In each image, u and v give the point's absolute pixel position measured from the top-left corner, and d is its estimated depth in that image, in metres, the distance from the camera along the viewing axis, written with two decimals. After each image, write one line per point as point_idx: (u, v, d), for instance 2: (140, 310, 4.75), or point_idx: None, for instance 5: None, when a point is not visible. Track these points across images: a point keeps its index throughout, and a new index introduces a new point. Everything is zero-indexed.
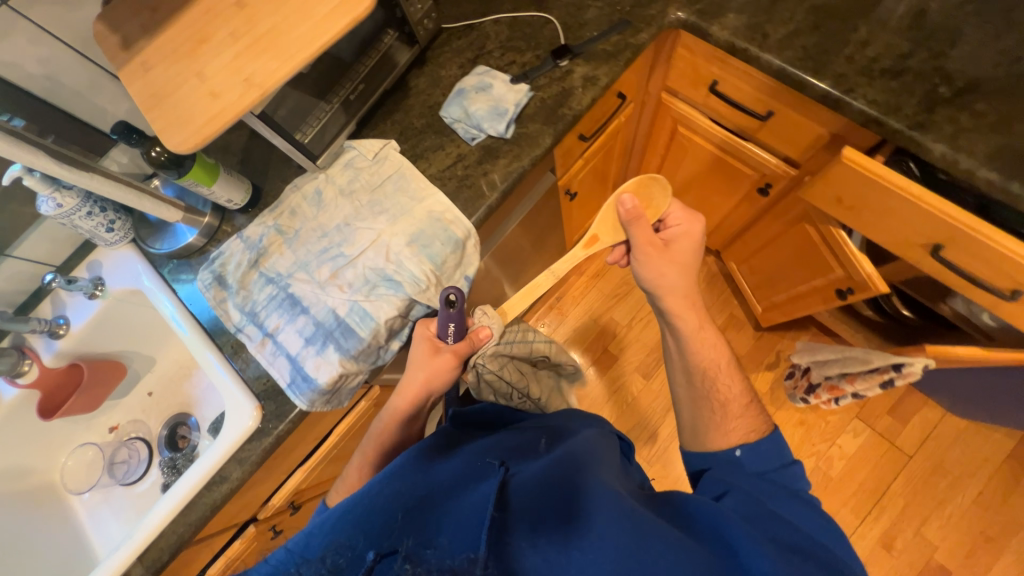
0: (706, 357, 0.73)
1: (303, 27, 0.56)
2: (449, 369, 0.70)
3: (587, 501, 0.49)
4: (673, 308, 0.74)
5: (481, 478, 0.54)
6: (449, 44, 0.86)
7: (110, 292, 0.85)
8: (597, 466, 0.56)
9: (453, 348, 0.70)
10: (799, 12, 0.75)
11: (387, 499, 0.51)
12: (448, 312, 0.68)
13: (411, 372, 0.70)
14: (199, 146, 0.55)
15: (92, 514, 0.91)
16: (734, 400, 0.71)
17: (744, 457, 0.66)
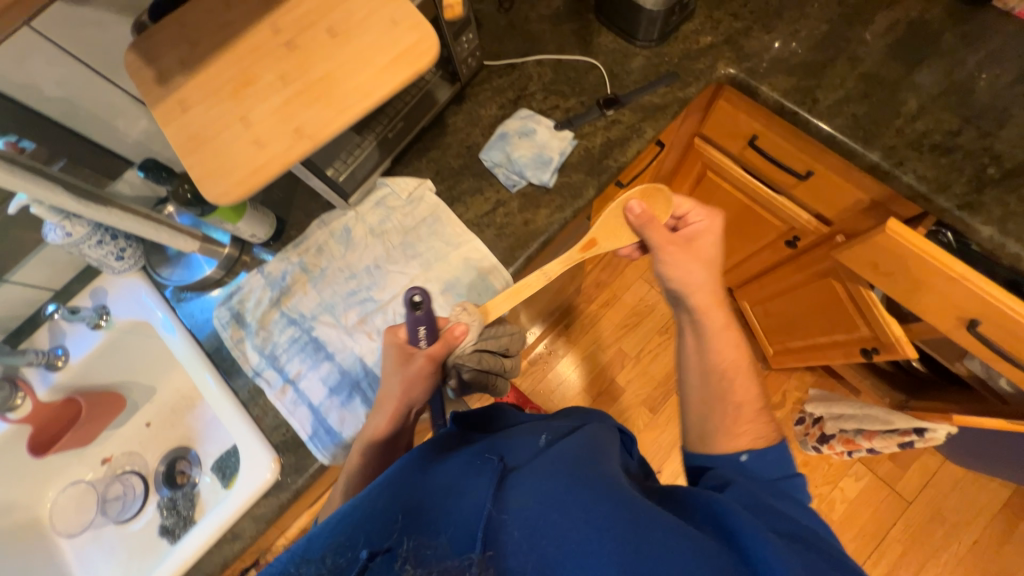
0: (727, 359, 0.65)
1: (361, 78, 0.52)
2: (427, 375, 0.58)
3: (588, 490, 0.42)
4: (702, 305, 0.66)
5: (475, 474, 0.46)
6: (489, 82, 0.83)
7: (115, 323, 0.80)
8: (602, 459, 0.49)
9: (427, 352, 0.57)
10: (848, 78, 0.75)
11: (378, 496, 0.43)
12: (414, 315, 0.57)
13: (384, 383, 0.59)
14: (242, 198, 0.51)
15: (79, 553, 0.85)
16: (752, 405, 0.63)
17: (751, 464, 0.57)
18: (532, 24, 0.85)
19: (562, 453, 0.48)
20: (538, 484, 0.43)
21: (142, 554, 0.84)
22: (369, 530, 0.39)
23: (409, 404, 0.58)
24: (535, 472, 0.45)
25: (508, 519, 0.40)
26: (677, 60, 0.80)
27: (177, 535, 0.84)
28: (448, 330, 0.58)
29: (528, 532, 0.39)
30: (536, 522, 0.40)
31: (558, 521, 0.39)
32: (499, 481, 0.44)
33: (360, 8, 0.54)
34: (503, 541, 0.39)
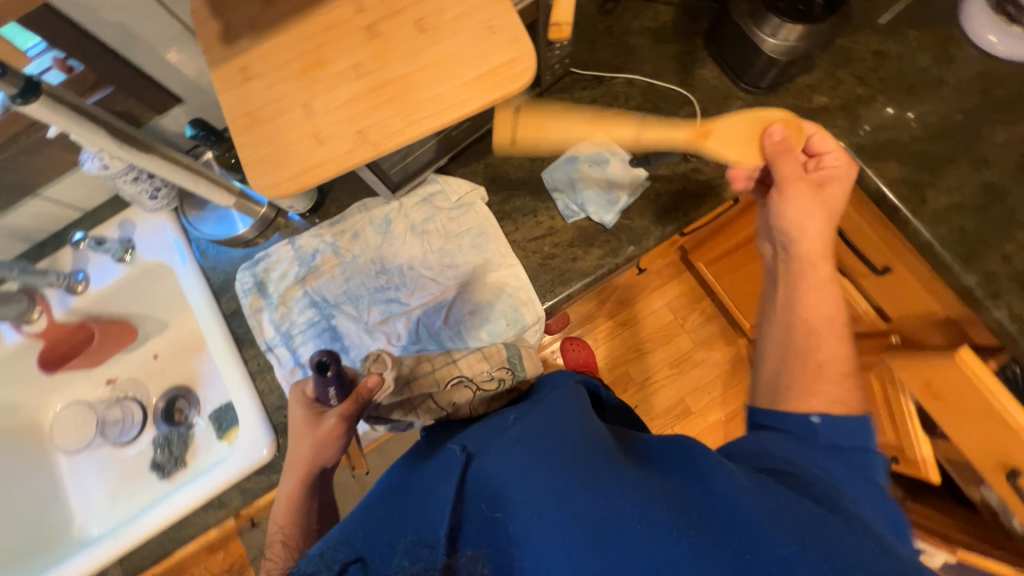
0: (823, 312, 0.48)
1: (441, 89, 0.47)
2: (338, 435, 0.52)
3: (545, 458, 0.38)
4: (807, 252, 0.50)
5: (444, 470, 0.44)
6: (570, 91, 0.76)
7: (139, 260, 0.78)
8: (576, 420, 0.43)
9: (337, 411, 0.52)
10: (967, 181, 0.66)
11: (360, 515, 0.42)
12: (322, 379, 0.49)
13: (292, 446, 0.53)
14: (290, 195, 0.47)
15: (75, 466, 0.88)
16: (835, 364, 0.46)
17: (822, 427, 0.42)
18: (631, 35, 0.76)
19: (530, 426, 0.44)
20: (500, 464, 0.40)
21: (134, 480, 0.87)
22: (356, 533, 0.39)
23: (322, 466, 0.53)
24: (498, 451, 0.42)
25: (474, 510, 0.38)
26: (781, 115, 0.72)
27: (168, 472, 0.86)
28: (359, 385, 0.52)
29: (490, 522, 0.37)
30: (499, 514, 0.37)
31: (518, 509, 0.36)
32: (464, 471, 0.41)
33: (457, 5, 0.48)
34: (468, 537, 0.36)
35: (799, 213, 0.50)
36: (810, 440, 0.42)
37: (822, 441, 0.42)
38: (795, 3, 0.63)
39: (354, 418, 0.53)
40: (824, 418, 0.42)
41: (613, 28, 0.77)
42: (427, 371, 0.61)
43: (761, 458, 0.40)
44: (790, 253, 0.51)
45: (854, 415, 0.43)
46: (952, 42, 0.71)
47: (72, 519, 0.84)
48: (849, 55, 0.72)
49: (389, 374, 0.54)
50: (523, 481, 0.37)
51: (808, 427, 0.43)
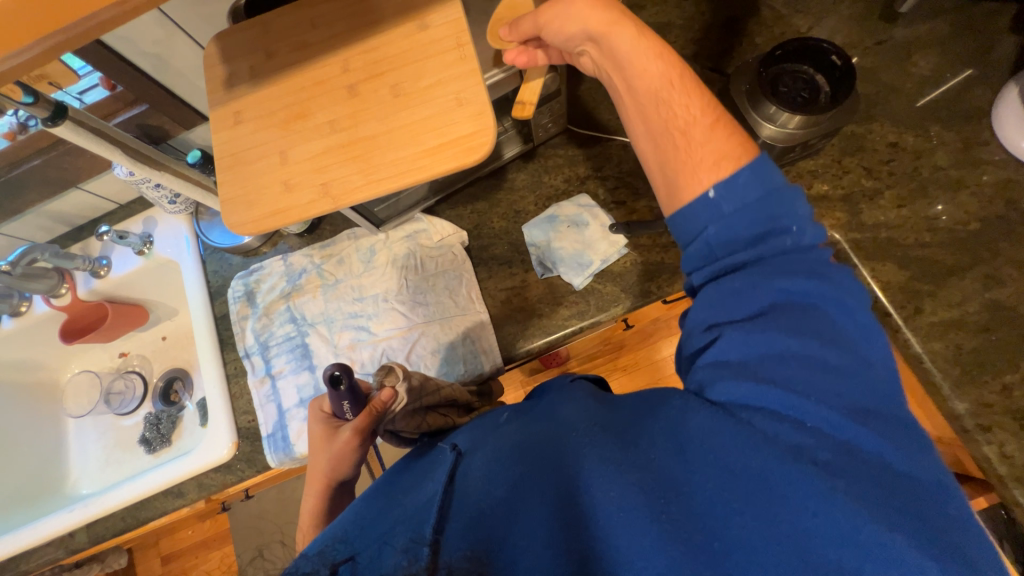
0: (653, 72, 0.44)
1: (402, 153, 0.49)
2: (353, 449, 0.50)
3: (542, 450, 0.37)
4: (603, 30, 0.46)
5: (431, 469, 0.43)
6: (566, 147, 0.76)
7: (154, 254, 0.86)
8: (570, 411, 0.41)
9: (352, 425, 0.51)
10: (972, 297, 0.61)
11: (351, 511, 0.40)
12: (336, 393, 0.50)
13: (313, 462, 0.52)
14: (256, 233, 0.51)
15: (80, 427, 0.97)
16: (696, 122, 0.42)
17: (720, 194, 0.38)
18: None
19: (527, 422, 0.42)
20: (489, 468, 0.38)
21: (125, 449, 0.94)
22: (352, 523, 0.38)
23: (341, 480, 0.52)
24: (489, 448, 0.40)
25: (462, 511, 0.36)
26: None
27: (154, 448, 0.92)
28: (372, 400, 0.51)
29: (471, 525, 0.34)
30: (484, 511, 0.35)
31: (509, 499, 0.35)
32: (454, 471, 0.40)
33: (431, 74, 0.50)
34: (453, 526, 0.35)
35: (567, 18, 0.47)
36: (731, 212, 0.38)
37: (731, 210, 0.38)
38: (798, 90, 0.63)
39: (370, 434, 0.51)
40: (718, 186, 0.38)
41: None
42: (436, 388, 0.58)
43: (729, 375, 0.34)
44: (607, 44, 0.46)
45: (747, 164, 0.38)
46: (978, 143, 0.66)
47: (68, 475, 0.93)
48: (860, 144, 0.69)
49: (404, 382, 0.53)
50: (519, 474, 0.37)
51: (713, 206, 0.38)
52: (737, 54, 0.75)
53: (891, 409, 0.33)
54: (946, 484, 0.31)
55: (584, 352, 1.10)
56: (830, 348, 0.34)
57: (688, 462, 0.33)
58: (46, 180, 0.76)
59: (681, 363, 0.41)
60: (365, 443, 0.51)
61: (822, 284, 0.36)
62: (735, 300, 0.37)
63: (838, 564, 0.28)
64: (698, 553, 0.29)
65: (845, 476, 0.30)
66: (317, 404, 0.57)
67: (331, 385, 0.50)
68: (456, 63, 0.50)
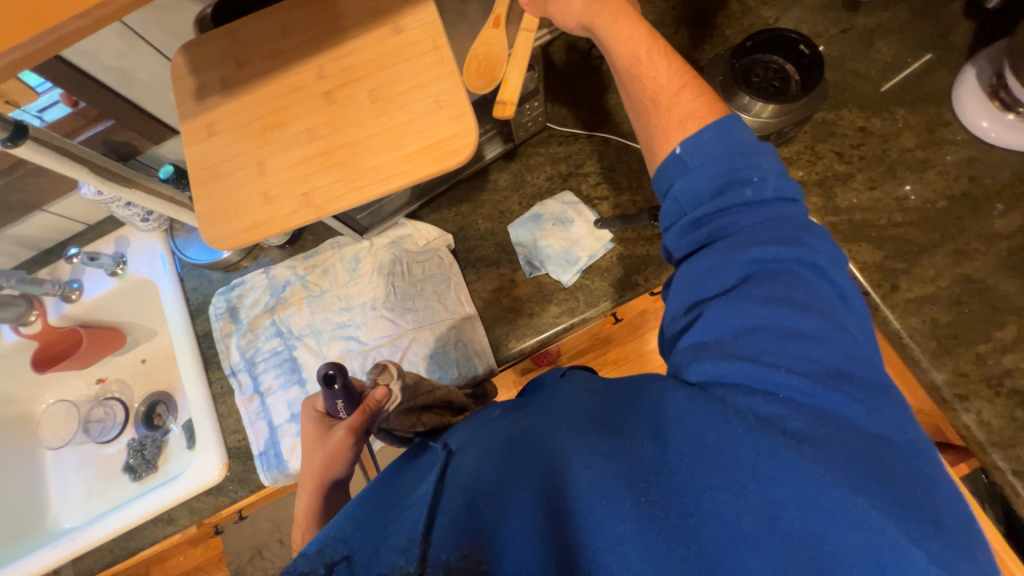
0: (624, 47, 0.47)
1: (385, 157, 0.49)
2: (347, 448, 0.50)
3: (526, 442, 0.37)
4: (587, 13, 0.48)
5: (428, 468, 0.41)
6: (546, 145, 0.77)
7: (128, 275, 0.83)
8: (554, 402, 0.41)
9: (345, 424, 0.50)
10: (943, 272, 0.63)
11: (342, 516, 0.39)
12: (330, 392, 0.50)
13: (304, 463, 0.51)
14: (236, 248, 0.49)
15: (59, 459, 0.93)
16: (664, 89, 0.44)
17: (686, 151, 0.40)
18: (612, 95, 0.77)
19: (510, 417, 0.42)
20: (482, 465, 0.37)
21: (108, 479, 0.91)
22: (348, 524, 0.37)
23: (333, 479, 0.51)
24: (485, 443, 0.39)
25: (450, 505, 0.35)
26: None
27: (139, 475, 0.89)
28: (366, 398, 0.50)
29: (454, 522, 0.33)
30: (473, 505, 0.34)
31: (487, 499, 0.35)
32: (445, 470, 0.39)
33: (409, 78, 0.50)
34: (448, 528, 0.33)
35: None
36: (697, 166, 0.40)
37: (697, 164, 0.40)
38: (769, 80, 0.64)
39: (363, 432, 0.51)
40: (684, 144, 0.41)
41: (597, 88, 0.78)
42: (431, 388, 0.56)
43: (706, 355, 0.35)
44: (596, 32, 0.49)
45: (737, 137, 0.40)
46: (941, 125, 0.68)
47: (49, 510, 0.89)
48: (831, 130, 0.71)
49: (398, 382, 0.51)
50: (501, 468, 0.36)
51: (675, 160, 0.41)
52: (708, 46, 0.77)
53: (860, 370, 0.34)
54: (908, 440, 0.32)
55: (576, 347, 1.10)
56: (800, 314, 0.34)
57: (665, 445, 0.32)
58: (8, 204, 0.73)
59: (665, 345, 0.42)
60: (359, 442, 0.51)
61: (795, 250, 0.37)
62: (708, 277, 0.38)
63: (802, 531, 0.28)
64: (669, 531, 0.30)
65: (812, 443, 0.30)
66: (308, 404, 0.56)
67: (326, 384, 0.50)
68: (434, 65, 0.50)
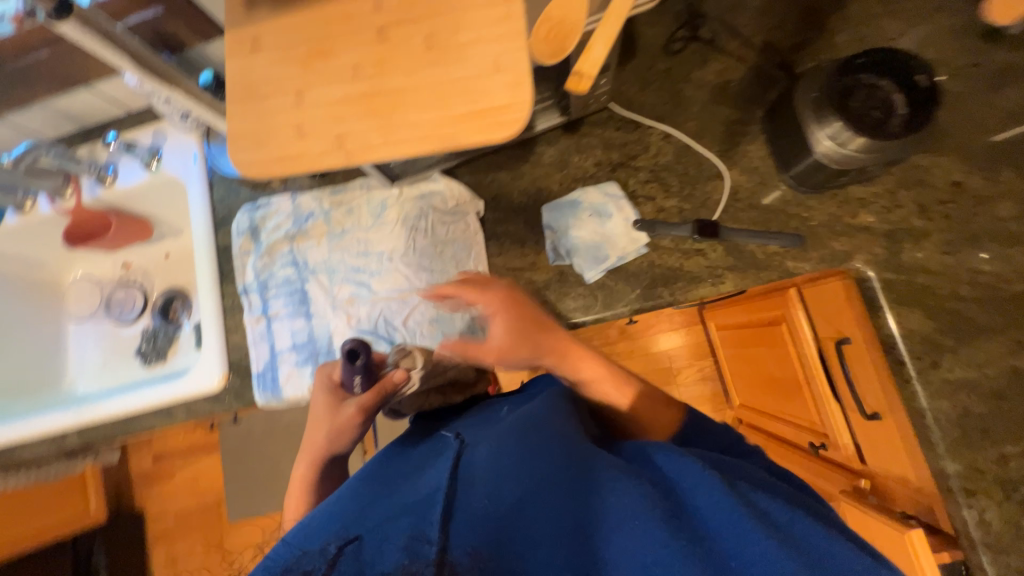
0: None
1: (427, 114, 0.45)
2: (355, 423, 0.53)
3: (550, 455, 0.39)
4: None
5: (428, 463, 0.44)
6: (603, 128, 0.71)
7: (161, 170, 0.83)
8: (570, 430, 0.44)
9: (358, 400, 0.52)
10: (995, 361, 0.58)
11: (352, 500, 0.39)
12: (350, 366, 0.52)
13: (316, 424, 0.55)
14: (261, 178, 0.48)
15: (79, 329, 0.99)
16: None
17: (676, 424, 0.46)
18: (687, 87, 0.70)
19: (523, 426, 0.44)
20: (494, 462, 0.39)
21: (120, 358, 0.96)
22: (355, 511, 0.37)
23: (337, 447, 0.55)
24: (493, 447, 0.41)
25: (471, 504, 0.35)
26: (817, 224, 0.65)
27: (149, 362, 0.94)
28: (384, 379, 0.52)
29: (479, 518, 0.34)
30: (494, 503, 0.36)
31: (512, 501, 0.36)
32: (456, 464, 0.40)
33: (471, 29, 0.45)
34: (463, 522, 0.34)
35: None
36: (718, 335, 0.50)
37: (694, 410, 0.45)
38: (871, 108, 0.56)
39: (372, 410, 0.53)
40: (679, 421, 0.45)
41: (673, 76, 0.71)
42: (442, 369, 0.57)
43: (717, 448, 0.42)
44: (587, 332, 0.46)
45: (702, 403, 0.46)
46: None
47: (65, 374, 0.95)
48: (920, 178, 0.63)
49: (419, 370, 0.53)
50: (524, 474, 0.38)
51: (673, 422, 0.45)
52: (809, 52, 0.68)
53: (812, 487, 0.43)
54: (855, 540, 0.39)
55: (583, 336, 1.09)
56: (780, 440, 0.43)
57: (685, 493, 0.37)
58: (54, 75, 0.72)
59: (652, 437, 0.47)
60: (366, 419, 0.54)
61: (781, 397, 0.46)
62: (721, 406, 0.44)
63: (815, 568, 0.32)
64: (695, 550, 0.33)
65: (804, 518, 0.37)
66: (325, 371, 0.58)
67: (348, 359, 0.52)
68: (501, 21, 0.45)
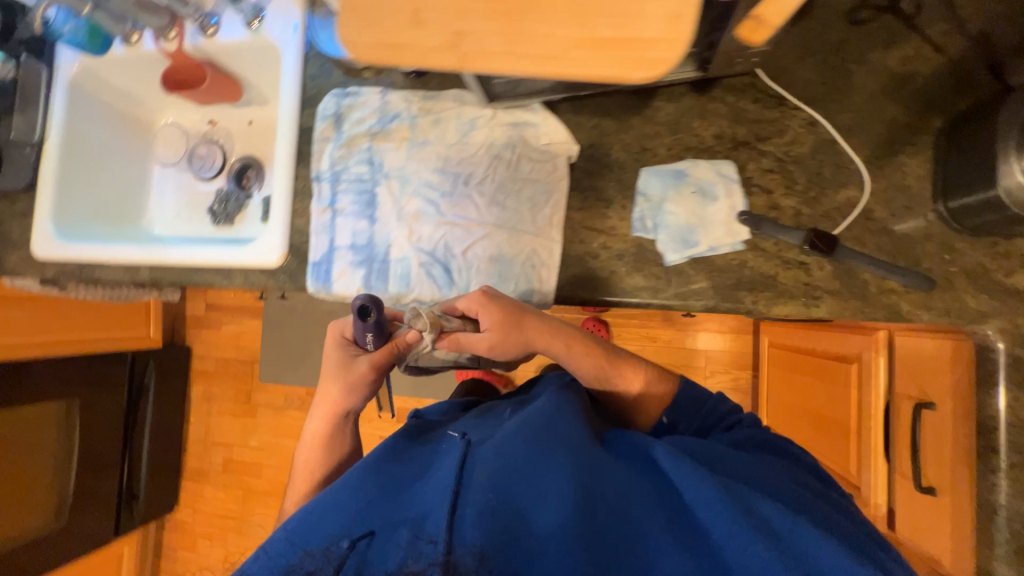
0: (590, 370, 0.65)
1: (560, 29, 0.39)
2: (366, 380, 0.60)
3: (537, 470, 0.48)
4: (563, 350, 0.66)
5: (442, 454, 0.53)
6: (738, 95, 0.61)
7: (260, 31, 0.81)
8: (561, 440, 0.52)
9: (372, 357, 0.60)
10: None
11: (356, 478, 0.50)
12: (363, 324, 0.56)
13: (324, 389, 0.61)
14: (362, 63, 0.44)
15: (162, 173, 1.03)
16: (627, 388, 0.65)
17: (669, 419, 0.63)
18: (856, 69, 0.58)
19: (516, 435, 0.52)
20: (494, 465, 0.48)
21: (194, 211, 1.01)
22: (352, 510, 0.47)
23: (347, 409, 0.61)
24: (494, 449, 0.50)
25: (475, 499, 0.45)
26: (957, 270, 0.55)
27: (218, 222, 0.99)
28: (397, 338, 0.60)
29: (481, 518, 0.43)
30: (494, 502, 0.45)
31: (509, 511, 0.45)
32: (462, 458, 0.50)
33: None
34: (468, 523, 0.43)
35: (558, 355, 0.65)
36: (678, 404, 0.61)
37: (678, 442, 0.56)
38: None
39: (382, 369, 0.61)
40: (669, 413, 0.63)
41: (844, 50, 0.58)
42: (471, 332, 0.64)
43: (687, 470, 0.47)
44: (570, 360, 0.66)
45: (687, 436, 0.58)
46: None
47: (145, 211, 1.01)
48: None
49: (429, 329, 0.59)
50: (512, 490, 0.46)
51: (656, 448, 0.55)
52: None
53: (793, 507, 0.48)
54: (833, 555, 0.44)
55: None
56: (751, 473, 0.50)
57: (645, 514, 0.45)
58: None
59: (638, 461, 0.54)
60: (379, 375, 0.61)
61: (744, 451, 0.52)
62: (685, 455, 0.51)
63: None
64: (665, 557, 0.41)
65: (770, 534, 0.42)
66: (337, 329, 0.65)
67: (360, 315, 0.56)
68: None
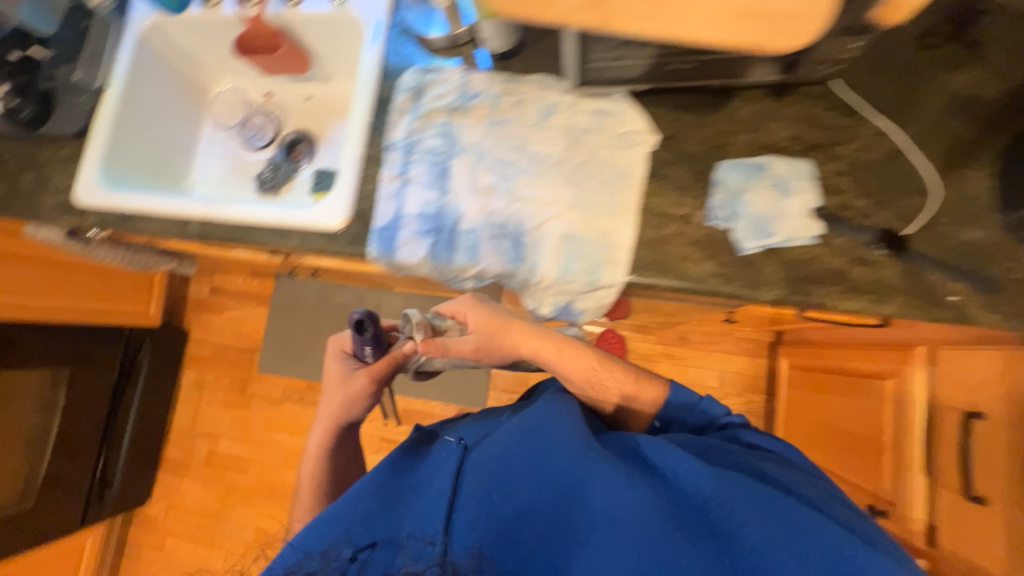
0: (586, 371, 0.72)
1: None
2: (364, 391, 0.75)
3: (501, 488, 0.57)
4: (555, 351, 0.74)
5: (441, 462, 0.64)
6: (813, 103, 0.65)
7: (347, 7, 0.84)
8: (546, 445, 0.60)
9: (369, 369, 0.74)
10: None
11: (352, 497, 0.59)
12: (362, 337, 0.71)
13: (328, 399, 0.76)
14: (501, 14, 0.46)
15: (211, 139, 1.02)
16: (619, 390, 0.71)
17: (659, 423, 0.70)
18: (923, 88, 0.63)
19: (485, 454, 0.62)
20: (475, 478, 0.59)
21: (240, 178, 1.00)
22: (353, 517, 0.57)
23: (346, 417, 0.76)
24: (480, 459, 0.61)
25: (460, 508, 0.56)
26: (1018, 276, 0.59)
27: (264, 190, 0.98)
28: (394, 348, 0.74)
29: (469, 521, 0.55)
30: (466, 513, 0.56)
31: (478, 512, 0.55)
32: (459, 463, 0.62)
33: None
34: (433, 534, 0.55)
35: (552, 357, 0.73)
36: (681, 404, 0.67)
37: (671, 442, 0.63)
38: None
39: (378, 380, 0.75)
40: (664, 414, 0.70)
41: (911, 72, 0.64)
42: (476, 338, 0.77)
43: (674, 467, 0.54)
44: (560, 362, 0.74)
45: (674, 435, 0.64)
46: None
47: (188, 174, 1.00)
48: None
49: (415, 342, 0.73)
50: (479, 503, 0.56)
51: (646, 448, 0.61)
52: None
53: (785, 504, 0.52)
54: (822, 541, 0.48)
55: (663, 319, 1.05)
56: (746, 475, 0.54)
57: (627, 510, 0.51)
58: None
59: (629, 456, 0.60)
60: (376, 383, 0.75)
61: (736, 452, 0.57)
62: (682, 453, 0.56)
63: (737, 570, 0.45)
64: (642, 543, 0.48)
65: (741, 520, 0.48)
66: (337, 346, 0.80)
67: (359, 330, 0.70)
68: None
